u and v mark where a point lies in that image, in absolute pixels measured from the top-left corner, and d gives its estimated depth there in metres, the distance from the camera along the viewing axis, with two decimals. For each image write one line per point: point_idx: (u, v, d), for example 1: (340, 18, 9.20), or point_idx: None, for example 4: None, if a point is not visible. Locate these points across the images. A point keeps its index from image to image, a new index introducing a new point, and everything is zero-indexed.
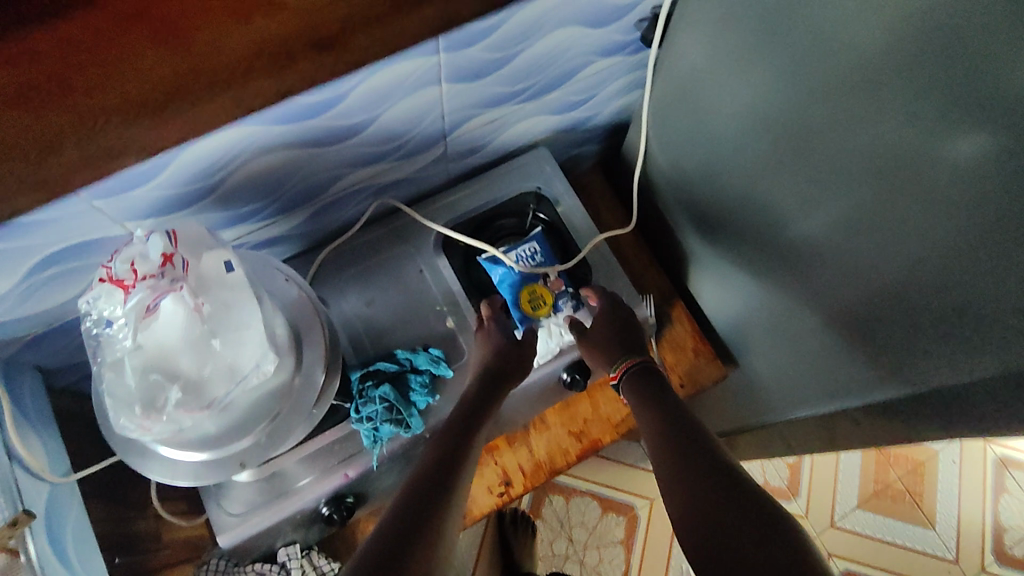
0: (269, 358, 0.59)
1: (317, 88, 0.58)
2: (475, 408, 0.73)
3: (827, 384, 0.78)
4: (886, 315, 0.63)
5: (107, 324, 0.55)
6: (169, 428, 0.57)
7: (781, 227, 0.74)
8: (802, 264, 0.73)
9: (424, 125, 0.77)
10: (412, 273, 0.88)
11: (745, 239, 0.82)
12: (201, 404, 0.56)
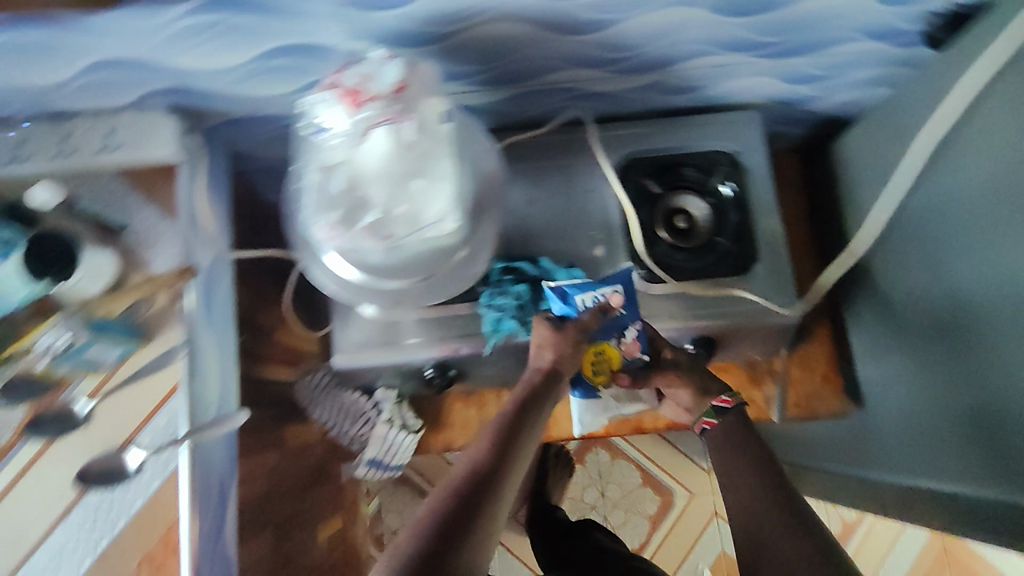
0: (452, 218, 0.60)
1: None
2: (533, 408, 0.64)
3: (910, 473, 0.73)
4: (1013, 442, 0.58)
5: (321, 129, 0.59)
6: (345, 247, 0.60)
7: (969, 298, 0.64)
8: (964, 355, 0.66)
9: (657, 45, 0.72)
10: (581, 193, 0.86)
11: (919, 301, 0.74)
12: (382, 236, 0.59)
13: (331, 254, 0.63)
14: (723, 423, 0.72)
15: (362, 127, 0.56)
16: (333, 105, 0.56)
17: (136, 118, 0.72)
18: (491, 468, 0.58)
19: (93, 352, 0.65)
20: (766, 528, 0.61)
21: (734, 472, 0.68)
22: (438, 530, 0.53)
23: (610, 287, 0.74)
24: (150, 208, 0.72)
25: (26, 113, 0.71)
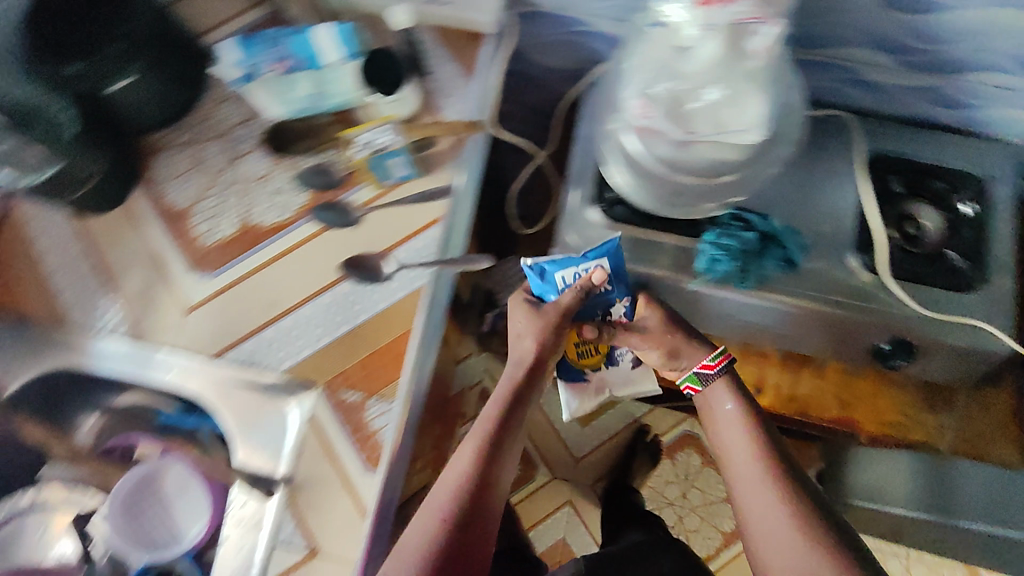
0: (755, 132, 0.62)
1: None
2: (547, 356, 0.70)
3: None
4: None
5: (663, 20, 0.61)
6: (646, 130, 0.65)
7: None
8: None
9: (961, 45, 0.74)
10: (819, 177, 0.84)
11: None
12: (684, 129, 0.63)
13: (627, 133, 0.68)
14: (717, 388, 0.69)
15: (709, 28, 0.56)
16: (686, 4, 0.56)
17: None
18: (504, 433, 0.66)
19: (391, 162, 0.72)
20: (757, 498, 0.62)
21: (718, 406, 0.69)
22: (468, 500, 0.62)
23: (593, 262, 0.70)
24: (452, 64, 0.79)
25: None
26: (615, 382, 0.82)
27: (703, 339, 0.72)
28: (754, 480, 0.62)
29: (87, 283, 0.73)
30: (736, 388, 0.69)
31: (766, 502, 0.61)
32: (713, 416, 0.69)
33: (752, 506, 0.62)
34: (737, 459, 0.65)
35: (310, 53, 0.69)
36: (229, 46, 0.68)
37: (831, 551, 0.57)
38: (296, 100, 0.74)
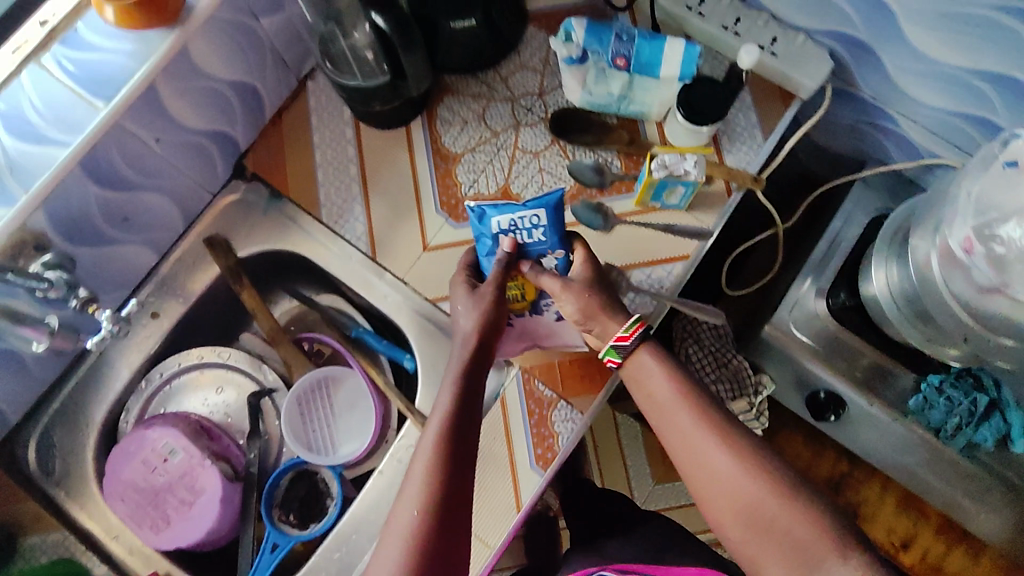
0: None
1: None
2: (491, 340, 0.62)
3: None
4: None
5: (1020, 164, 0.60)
6: (954, 259, 0.63)
7: None
8: None
9: None
10: None
11: None
12: (998, 279, 0.60)
13: (926, 253, 0.67)
14: (638, 361, 0.59)
15: None
16: None
17: (803, 44, 0.75)
18: (468, 406, 0.56)
19: (676, 188, 0.69)
20: (690, 420, 0.55)
21: (649, 375, 0.58)
22: (440, 507, 0.50)
23: (532, 213, 0.65)
24: (752, 113, 0.77)
25: None
26: (542, 332, 0.70)
27: (621, 307, 0.62)
28: (702, 437, 0.53)
29: (345, 189, 0.77)
30: (660, 351, 0.59)
31: (701, 431, 0.54)
32: (647, 390, 0.58)
33: (663, 409, 0.56)
34: (650, 386, 0.58)
35: (650, 59, 0.69)
36: (581, 26, 0.70)
37: (786, 484, 0.50)
38: (601, 93, 0.73)
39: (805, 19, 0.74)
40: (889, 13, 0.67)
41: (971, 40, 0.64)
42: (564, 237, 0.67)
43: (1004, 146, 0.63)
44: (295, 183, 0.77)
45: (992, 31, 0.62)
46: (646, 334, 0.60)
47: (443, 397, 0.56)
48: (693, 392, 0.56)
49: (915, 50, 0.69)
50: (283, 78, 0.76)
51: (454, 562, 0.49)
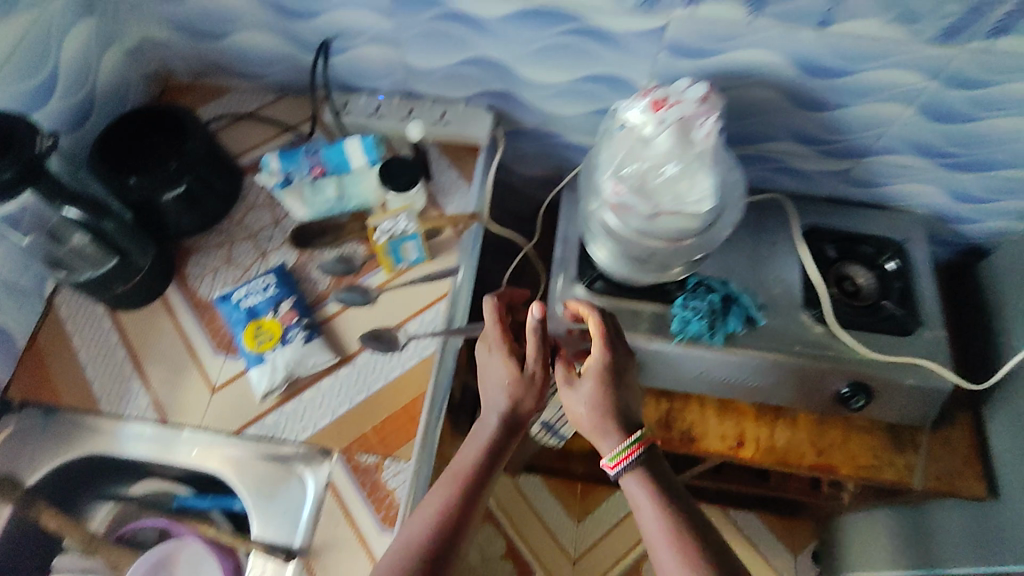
0: (708, 200, 0.77)
1: (843, 54, 0.77)
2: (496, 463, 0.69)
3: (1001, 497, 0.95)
4: None
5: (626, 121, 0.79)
6: (619, 205, 0.79)
7: None
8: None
9: (859, 135, 0.92)
10: (763, 251, 1.00)
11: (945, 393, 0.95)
12: (649, 202, 0.77)
13: (605, 212, 0.83)
14: (629, 478, 0.67)
15: (664, 121, 0.75)
16: (643, 107, 0.77)
17: (464, 109, 0.94)
18: (454, 523, 0.64)
19: (406, 244, 0.82)
20: (647, 514, 0.64)
21: (635, 490, 0.67)
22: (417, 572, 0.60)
23: (261, 280, 0.82)
24: (453, 172, 0.92)
25: (386, 89, 0.94)
26: (299, 363, 0.77)
27: (631, 426, 0.69)
28: (655, 530, 0.63)
29: (119, 371, 0.79)
30: (651, 478, 0.66)
31: (661, 539, 0.62)
32: (634, 498, 0.67)
33: (644, 507, 0.65)
34: (638, 496, 0.66)
35: (339, 159, 0.84)
36: (274, 156, 0.83)
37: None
38: (319, 201, 0.84)
39: (455, 91, 0.93)
40: (502, 65, 0.87)
41: (559, 61, 0.85)
42: (295, 289, 0.83)
43: (613, 119, 0.83)
44: (65, 387, 0.78)
45: (564, 50, 0.83)
46: (647, 455, 0.68)
47: (433, 499, 0.65)
48: (670, 515, 0.64)
49: (534, 80, 0.89)
50: (31, 302, 0.80)
51: None
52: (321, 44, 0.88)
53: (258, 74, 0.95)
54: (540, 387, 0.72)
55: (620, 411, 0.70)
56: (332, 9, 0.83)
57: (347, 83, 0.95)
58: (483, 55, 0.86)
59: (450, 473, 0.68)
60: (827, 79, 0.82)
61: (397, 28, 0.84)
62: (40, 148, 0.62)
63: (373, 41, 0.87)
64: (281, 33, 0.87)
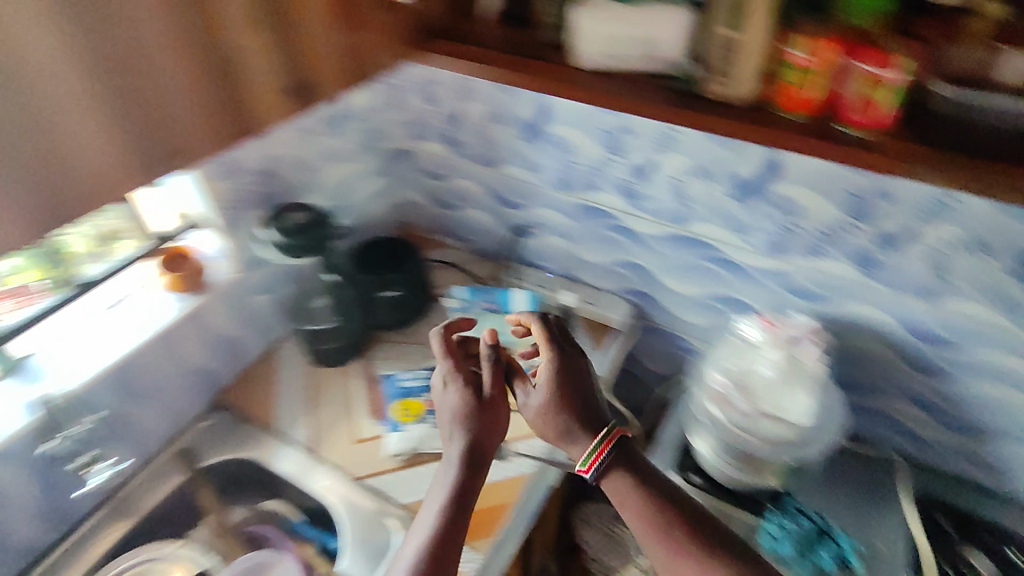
0: (804, 415, 0.87)
1: (948, 327, 0.88)
2: (473, 497, 0.79)
3: None
4: None
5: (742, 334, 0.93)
6: (723, 398, 0.89)
7: None
8: None
9: (980, 413, 0.94)
10: (874, 505, 0.98)
11: None
12: (750, 401, 0.87)
13: (707, 405, 0.92)
14: (606, 476, 0.77)
15: (774, 338, 0.89)
16: (756, 324, 0.92)
17: (611, 298, 1.16)
18: (441, 540, 0.74)
19: (534, 376, 1.02)
20: (664, 541, 0.73)
21: (618, 482, 0.76)
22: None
23: (422, 372, 1.06)
24: (589, 339, 1.12)
25: (556, 270, 1.21)
26: (427, 440, 0.95)
27: (593, 424, 0.79)
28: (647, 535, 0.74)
29: (297, 405, 1.02)
30: (625, 467, 0.77)
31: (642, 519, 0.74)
32: (612, 490, 0.76)
33: (624, 506, 0.75)
34: (609, 479, 0.76)
35: (506, 301, 1.09)
36: (462, 288, 1.11)
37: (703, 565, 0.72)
38: (482, 330, 1.08)
39: (608, 284, 1.16)
40: (649, 272, 1.09)
41: (695, 280, 1.05)
42: None
43: (729, 332, 0.98)
44: (258, 404, 1.02)
45: (701, 271, 1.04)
46: (616, 449, 0.77)
47: (424, 532, 0.75)
48: (656, 513, 0.74)
49: (672, 290, 1.09)
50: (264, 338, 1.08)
51: None
52: (521, 228, 1.19)
53: (470, 238, 1.29)
54: (493, 420, 0.83)
55: (572, 409, 0.80)
56: (536, 205, 1.14)
57: (529, 260, 1.24)
58: (636, 262, 1.09)
59: (429, 508, 0.78)
60: (937, 347, 0.91)
61: (577, 227, 1.12)
62: (332, 232, 0.99)
63: (557, 233, 1.15)
64: (496, 213, 1.21)
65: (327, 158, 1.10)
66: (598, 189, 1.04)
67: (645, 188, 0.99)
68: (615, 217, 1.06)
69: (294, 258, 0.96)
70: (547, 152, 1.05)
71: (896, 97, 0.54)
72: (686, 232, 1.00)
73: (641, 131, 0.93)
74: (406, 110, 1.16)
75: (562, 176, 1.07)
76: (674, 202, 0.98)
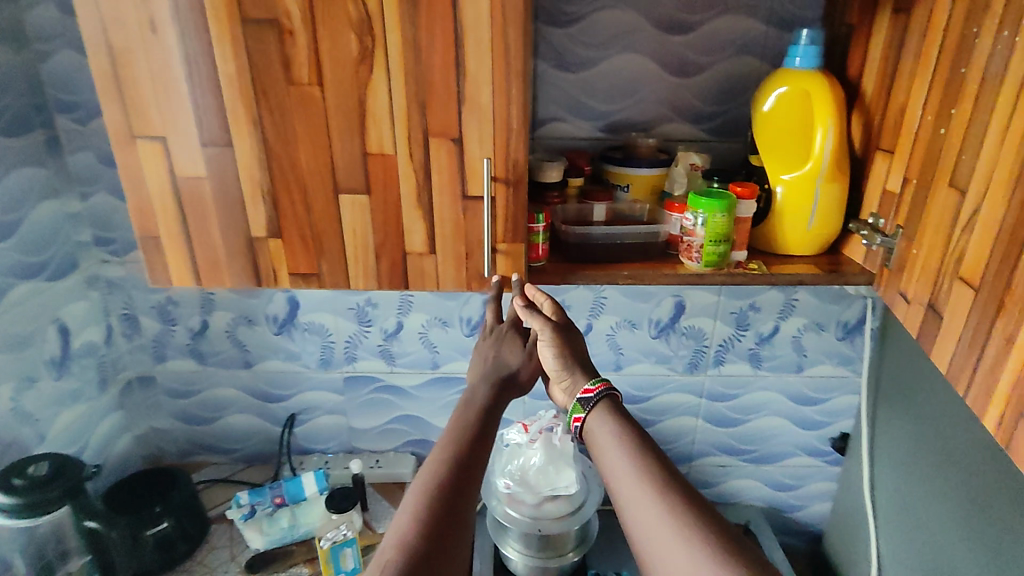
0: (573, 485, 1.08)
1: (639, 388, 1.21)
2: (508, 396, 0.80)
3: None
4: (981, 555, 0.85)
5: (507, 442, 1.13)
6: (511, 496, 1.08)
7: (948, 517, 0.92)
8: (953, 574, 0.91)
9: (680, 444, 1.27)
10: None
11: None
12: (531, 490, 1.07)
13: (502, 507, 1.09)
14: (592, 412, 0.71)
15: (530, 437, 1.10)
16: (516, 430, 1.13)
17: (394, 456, 1.25)
18: (464, 459, 0.67)
19: (344, 550, 1.00)
20: (619, 449, 0.65)
21: (598, 425, 0.69)
22: (434, 501, 0.60)
23: None
24: (384, 501, 1.17)
25: (334, 449, 1.25)
26: None
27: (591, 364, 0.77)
28: (625, 458, 0.64)
29: None
30: (613, 406, 0.70)
31: (637, 487, 0.60)
32: (597, 434, 0.68)
33: (608, 450, 0.66)
34: (602, 433, 0.68)
35: (296, 489, 1.08)
36: (245, 493, 1.08)
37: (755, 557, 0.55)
38: (274, 530, 1.05)
39: (388, 443, 1.25)
40: (420, 420, 1.24)
41: None
42: None
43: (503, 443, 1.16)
44: None
45: None
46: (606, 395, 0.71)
47: (471, 413, 0.75)
48: (632, 437, 0.66)
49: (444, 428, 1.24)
50: None
51: (452, 526, 0.59)
52: (289, 418, 1.22)
53: (232, 448, 1.23)
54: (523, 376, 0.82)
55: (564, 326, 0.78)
56: (300, 392, 1.20)
57: (304, 447, 1.25)
58: (407, 413, 1.23)
59: (468, 403, 0.77)
60: (639, 404, 1.23)
61: (346, 401, 1.21)
62: (80, 472, 0.86)
63: (327, 412, 1.22)
64: (259, 411, 1.21)
65: (56, 404, 0.99)
66: (356, 359, 1.18)
67: (396, 346, 1.17)
68: (379, 379, 1.20)
69: (33, 518, 0.81)
70: (304, 340, 1.16)
71: (545, 240, 0.81)
72: (440, 373, 1.20)
73: (382, 301, 1.13)
74: (142, 336, 1.14)
75: (321, 358, 1.17)
76: (424, 351, 1.18)
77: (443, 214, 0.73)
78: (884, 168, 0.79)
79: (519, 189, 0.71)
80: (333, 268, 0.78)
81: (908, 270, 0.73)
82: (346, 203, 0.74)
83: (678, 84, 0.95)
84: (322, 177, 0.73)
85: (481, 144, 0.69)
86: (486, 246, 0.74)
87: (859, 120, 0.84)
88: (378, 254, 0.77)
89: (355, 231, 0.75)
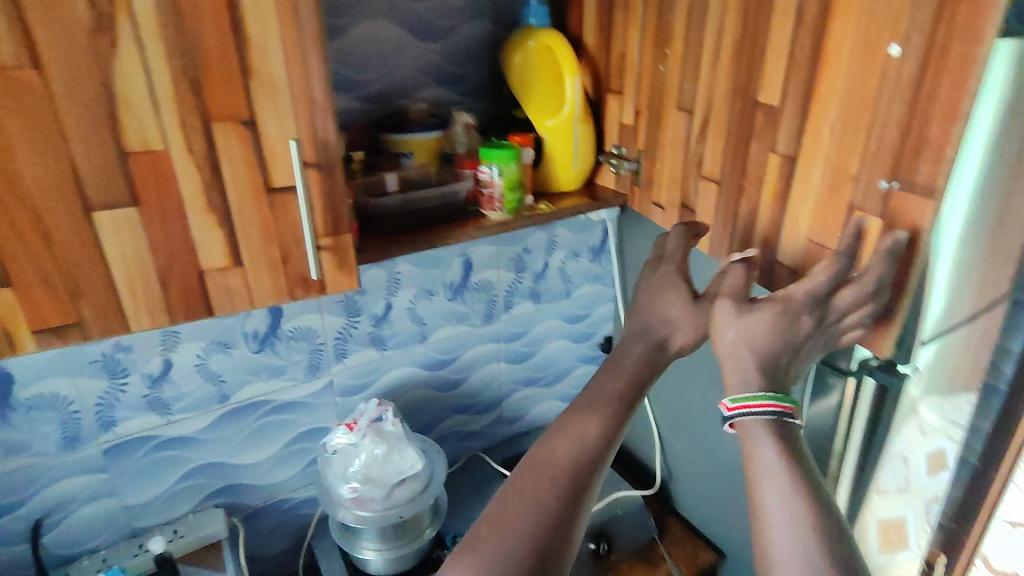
0: (418, 461, 1.06)
1: (444, 351, 1.24)
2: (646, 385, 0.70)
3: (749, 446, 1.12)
4: None
5: (334, 448, 1.06)
6: (359, 496, 1.03)
7: None
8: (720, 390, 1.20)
9: (489, 391, 1.35)
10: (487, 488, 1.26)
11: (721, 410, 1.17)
12: (379, 483, 1.03)
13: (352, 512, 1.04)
14: (746, 426, 0.62)
15: (360, 433, 1.05)
16: (341, 432, 1.06)
17: (195, 517, 1.04)
18: (590, 459, 0.62)
19: None
20: (771, 481, 0.58)
21: (754, 437, 0.61)
22: (557, 511, 0.57)
23: None
24: (202, 570, 0.98)
25: (110, 540, 0.99)
26: None
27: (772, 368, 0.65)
28: (773, 491, 0.57)
29: None
30: (779, 434, 0.61)
31: (795, 530, 0.55)
32: (748, 446, 0.61)
33: (759, 473, 0.59)
34: (756, 451, 0.60)
35: None
36: None
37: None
38: None
39: (183, 506, 1.04)
40: (219, 465, 1.06)
41: (268, 439, 1.09)
42: None
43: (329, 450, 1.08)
44: None
45: (268, 428, 1.09)
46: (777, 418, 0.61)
47: (617, 389, 0.68)
48: (789, 468, 0.58)
49: (251, 463, 1.09)
50: None
51: (566, 535, 0.57)
52: (32, 528, 0.92)
53: None
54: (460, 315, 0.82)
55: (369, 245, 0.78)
56: (41, 489, 0.91)
57: (64, 555, 0.96)
58: (201, 463, 1.04)
59: (594, 384, 0.70)
60: (447, 367, 1.26)
61: (113, 477, 0.96)
62: None
63: (88, 500, 0.95)
64: None
65: None
66: (116, 423, 0.94)
67: (170, 390, 0.97)
68: (154, 436, 0.98)
69: None
70: (31, 420, 0.87)
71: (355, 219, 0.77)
72: (233, 405, 1.04)
73: (138, 342, 0.92)
74: None
75: (63, 437, 0.90)
76: (206, 386, 1.00)
77: (245, 215, 0.62)
78: (617, 106, 0.95)
79: (335, 174, 0.65)
80: (100, 312, 0.59)
81: (656, 183, 0.89)
82: (108, 227, 0.57)
83: (426, 48, 0.97)
84: (63, 196, 0.54)
85: (283, 129, 0.61)
86: (307, 242, 0.66)
87: (588, 69, 0.98)
88: (164, 280, 0.61)
89: (127, 258, 0.58)
